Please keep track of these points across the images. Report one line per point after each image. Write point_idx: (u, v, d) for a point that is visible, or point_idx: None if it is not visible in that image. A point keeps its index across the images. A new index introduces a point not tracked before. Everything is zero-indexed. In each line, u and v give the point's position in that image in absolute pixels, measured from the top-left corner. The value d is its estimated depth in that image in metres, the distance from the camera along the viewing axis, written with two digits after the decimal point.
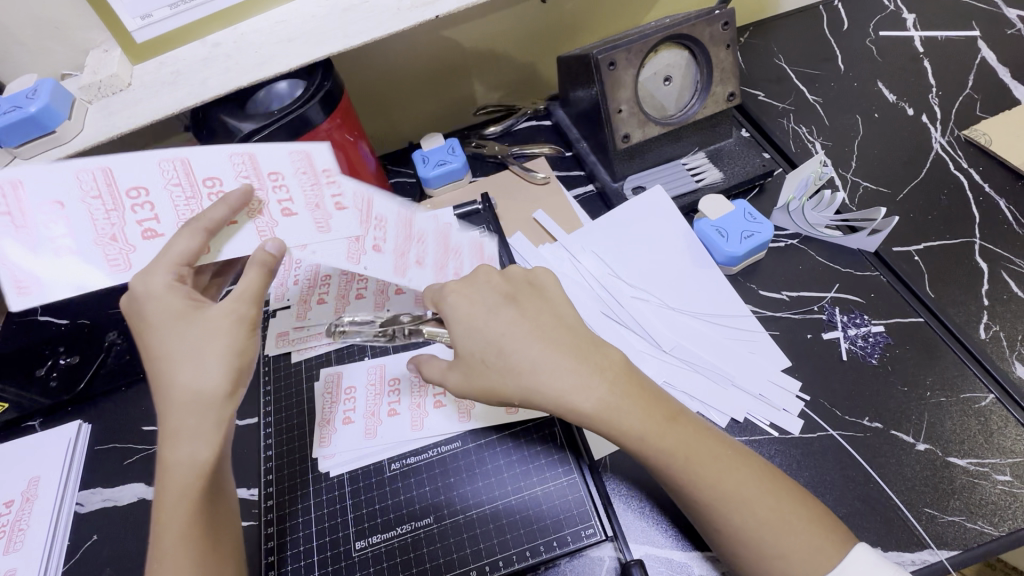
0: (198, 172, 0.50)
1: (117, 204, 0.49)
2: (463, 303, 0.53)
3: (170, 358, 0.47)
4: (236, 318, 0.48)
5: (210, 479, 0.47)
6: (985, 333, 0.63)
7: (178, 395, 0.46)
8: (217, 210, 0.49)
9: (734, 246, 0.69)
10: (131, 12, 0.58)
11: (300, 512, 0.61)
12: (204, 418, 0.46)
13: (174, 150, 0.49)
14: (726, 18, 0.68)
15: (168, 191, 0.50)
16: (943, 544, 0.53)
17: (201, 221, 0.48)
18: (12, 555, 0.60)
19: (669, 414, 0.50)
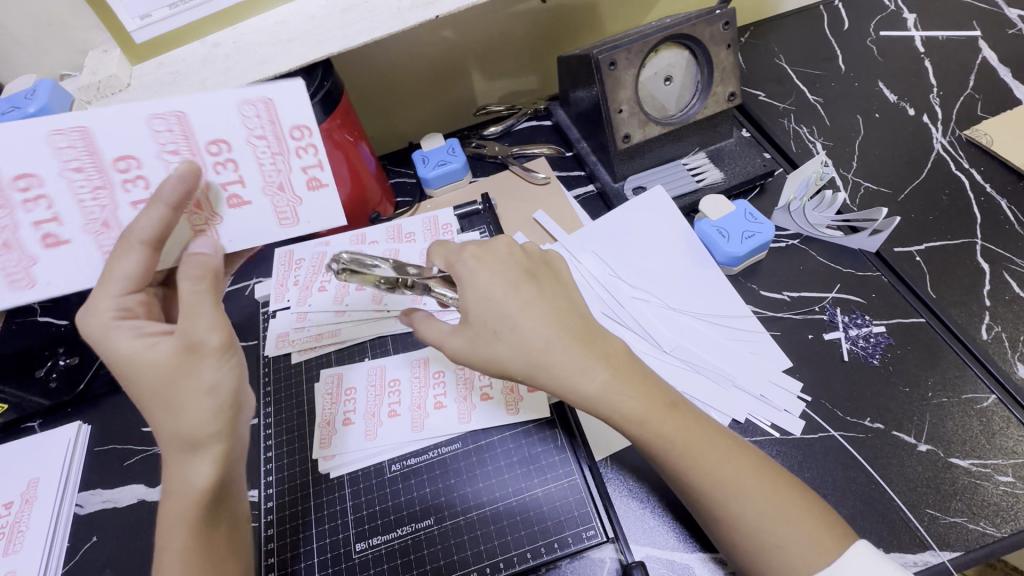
0: (106, 152, 0.51)
1: (7, 204, 0.51)
2: (482, 271, 0.50)
3: (142, 402, 0.45)
4: (192, 346, 0.45)
5: (215, 499, 0.47)
6: (986, 333, 0.63)
7: (166, 439, 0.45)
8: (153, 210, 0.47)
9: (735, 246, 0.69)
10: (130, 12, 0.58)
11: (300, 514, 0.60)
12: (195, 453, 0.46)
13: (70, 119, 0.50)
14: (727, 18, 0.68)
15: (65, 177, 0.51)
16: (945, 545, 0.53)
17: (129, 236, 0.46)
18: (12, 556, 0.60)
19: (669, 405, 0.50)
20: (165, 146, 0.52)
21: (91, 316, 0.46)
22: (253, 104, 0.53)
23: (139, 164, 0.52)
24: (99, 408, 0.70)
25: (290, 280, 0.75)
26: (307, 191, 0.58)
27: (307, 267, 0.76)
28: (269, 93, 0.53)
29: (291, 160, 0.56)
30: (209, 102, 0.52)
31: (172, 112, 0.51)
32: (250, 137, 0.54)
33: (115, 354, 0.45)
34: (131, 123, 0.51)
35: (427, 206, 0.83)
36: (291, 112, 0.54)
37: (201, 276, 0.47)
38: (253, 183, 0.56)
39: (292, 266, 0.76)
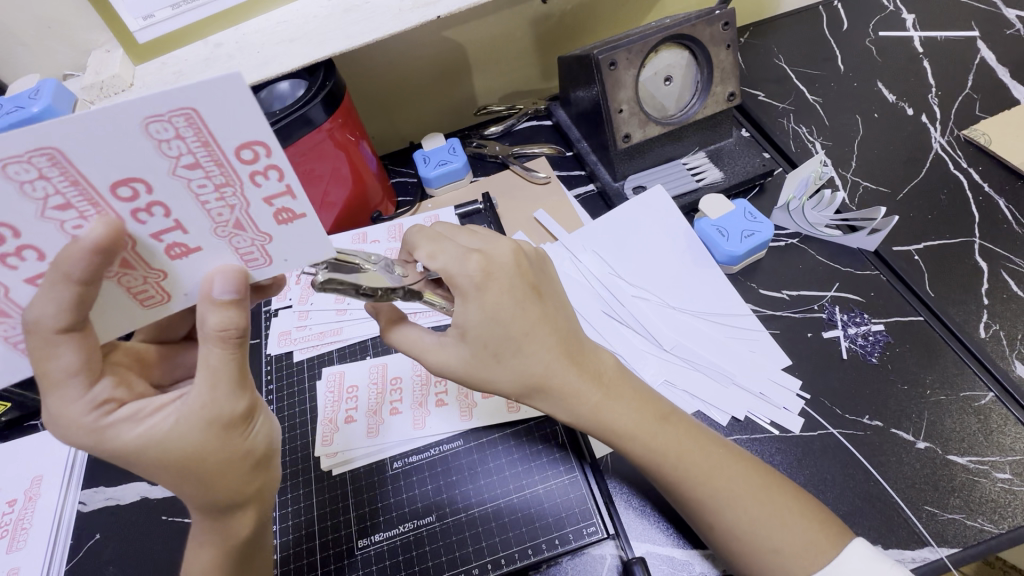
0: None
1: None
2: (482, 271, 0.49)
3: (164, 481, 0.42)
4: (215, 423, 0.41)
5: (245, 551, 0.48)
6: (985, 332, 0.64)
7: (198, 506, 0.44)
8: (54, 292, 0.36)
9: (734, 246, 0.69)
10: (133, 13, 0.58)
11: (301, 511, 0.61)
12: (232, 515, 0.46)
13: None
14: (727, 18, 0.68)
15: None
16: (943, 541, 0.53)
17: (40, 330, 0.37)
18: (16, 554, 0.60)
19: (658, 416, 0.52)
20: (49, 200, 0.36)
21: (69, 424, 0.40)
22: (167, 120, 0.34)
23: (17, 231, 0.36)
24: None
25: (292, 281, 0.77)
26: (277, 226, 0.41)
27: None
28: (190, 100, 0.34)
29: (247, 190, 0.38)
30: (91, 127, 0.34)
31: (40, 149, 0.34)
32: (176, 167, 0.36)
33: (120, 451, 0.41)
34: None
35: (428, 205, 0.83)
36: (229, 123, 0.35)
37: (212, 343, 0.40)
38: (196, 226, 0.40)
39: None
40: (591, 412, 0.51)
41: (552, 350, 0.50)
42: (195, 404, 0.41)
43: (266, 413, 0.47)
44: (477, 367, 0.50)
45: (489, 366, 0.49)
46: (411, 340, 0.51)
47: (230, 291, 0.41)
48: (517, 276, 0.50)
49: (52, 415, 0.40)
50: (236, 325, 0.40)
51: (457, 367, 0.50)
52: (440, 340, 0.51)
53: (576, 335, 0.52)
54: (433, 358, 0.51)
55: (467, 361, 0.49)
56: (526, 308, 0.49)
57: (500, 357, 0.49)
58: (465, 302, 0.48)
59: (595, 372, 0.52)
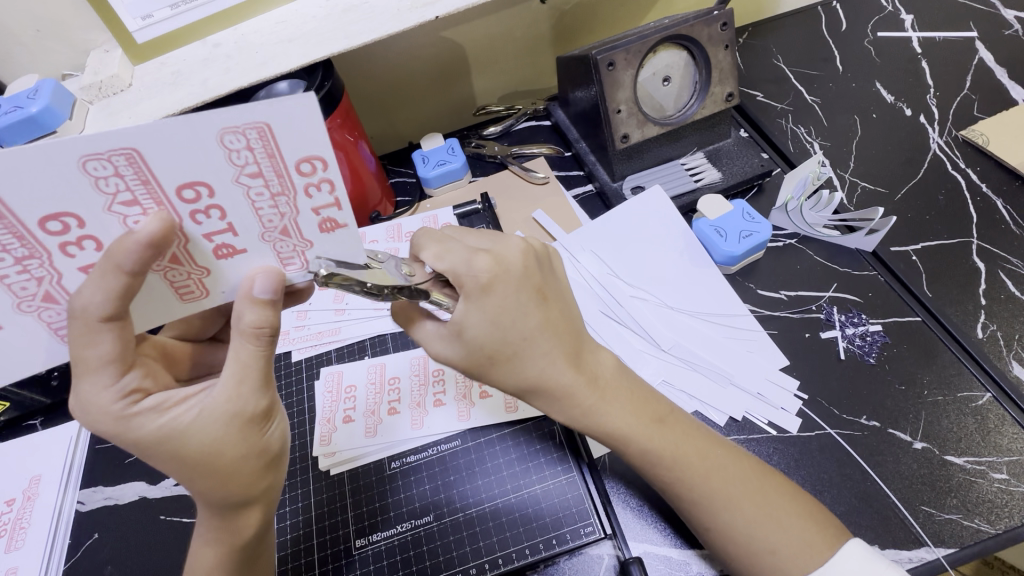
0: (23, 214, 0.36)
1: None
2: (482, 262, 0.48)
3: (177, 474, 0.43)
4: (239, 417, 0.42)
5: (252, 549, 0.48)
6: (982, 332, 0.64)
7: (206, 503, 0.44)
8: (105, 281, 0.37)
9: (732, 246, 0.70)
10: (131, 13, 0.58)
11: (299, 509, 0.61)
12: (240, 513, 0.46)
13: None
14: (725, 18, 0.69)
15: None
16: (940, 542, 0.53)
17: (86, 317, 0.38)
18: (13, 553, 0.60)
19: (656, 418, 0.52)
20: (116, 195, 0.37)
21: (95, 411, 0.40)
22: (242, 133, 0.37)
23: (81, 221, 0.38)
24: None
25: None
26: (319, 233, 0.43)
27: None
28: (266, 117, 0.36)
29: (299, 201, 0.41)
30: (172, 132, 0.35)
31: (120, 149, 0.35)
32: (240, 175, 0.38)
33: (142, 441, 0.41)
34: (54, 171, 0.35)
35: (427, 206, 0.83)
36: (296, 140, 0.38)
37: (245, 339, 0.42)
38: (246, 230, 0.41)
39: None
40: (584, 413, 0.51)
41: (554, 352, 0.50)
42: (221, 398, 0.42)
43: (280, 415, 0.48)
44: (475, 362, 0.49)
45: (487, 361, 0.49)
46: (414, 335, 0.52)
47: (268, 291, 0.42)
48: (523, 275, 0.49)
49: (79, 399, 0.41)
50: (270, 323, 0.42)
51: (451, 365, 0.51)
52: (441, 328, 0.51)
53: (578, 334, 0.52)
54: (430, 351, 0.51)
55: (464, 358, 0.50)
56: (529, 311, 0.49)
57: (496, 361, 0.49)
58: (465, 300, 0.48)
59: (593, 374, 0.52)
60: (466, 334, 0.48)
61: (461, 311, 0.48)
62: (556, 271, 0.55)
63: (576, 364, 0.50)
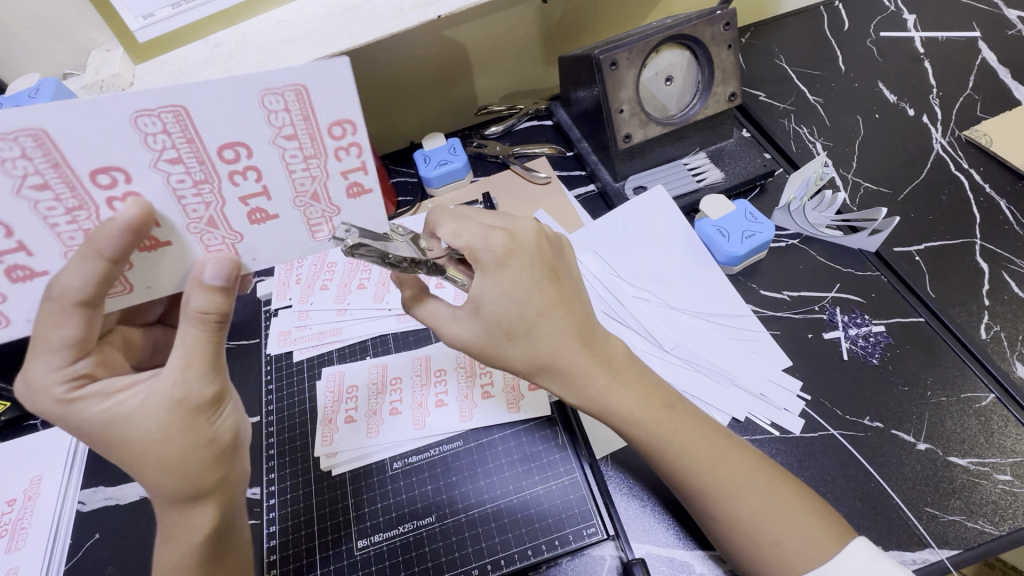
0: (77, 165, 0.37)
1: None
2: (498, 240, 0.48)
3: (126, 464, 0.43)
4: (183, 405, 0.42)
5: (217, 545, 0.47)
6: (985, 333, 0.63)
7: (157, 495, 0.44)
8: (85, 266, 0.38)
9: (735, 246, 0.69)
10: (132, 12, 0.58)
11: (271, 504, 0.61)
12: (193, 507, 0.46)
13: (16, 121, 0.35)
14: (727, 19, 0.68)
15: (25, 199, 0.38)
16: (943, 543, 0.53)
17: (61, 300, 0.39)
18: (15, 554, 0.60)
19: (667, 402, 0.52)
20: (162, 152, 0.38)
21: (40, 392, 0.41)
22: (280, 94, 0.38)
23: (128, 177, 0.39)
24: None
25: (293, 280, 0.77)
26: (347, 199, 0.44)
27: (308, 266, 0.78)
28: (302, 78, 0.38)
29: (329, 164, 0.42)
30: (217, 92, 0.37)
31: (169, 106, 0.37)
32: (276, 137, 0.40)
33: (88, 424, 0.42)
34: (107, 123, 0.37)
35: (427, 206, 0.83)
36: (329, 103, 0.39)
37: (191, 323, 0.41)
38: (279, 194, 0.42)
39: (295, 267, 0.78)
40: (597, 394, 0.51)
41: (556, 352, 0.49)
42: (166, 383, 0.42)
43: (234, 403, 0.47)
44: (489, 343, 0.49)
45: (504, 338, 0.49)
46: (430, 314, 0.52)
47: (219, 278, 0.41)
48: (537, 254, 0.50)
49: (27, 380, 0.41)
50: (217, 309, 0.41)
51: (469, 341, 0.50)
52: (457, 310, 0.51)
53: (590, 318, 0.52)
54: (449, 329, 0.51)
55: (481, 334, 0.49)
56: (543, 287, 0.49)
57: (512, 335, 0.49)
58: (482, 274, 0.48)
59: (605, 354, 0.52)
60: (482, 309, 0.48)
61: (477, 286, 0.48)
62: (570, 255, 0.55)
63: (578, 366, 0.50)
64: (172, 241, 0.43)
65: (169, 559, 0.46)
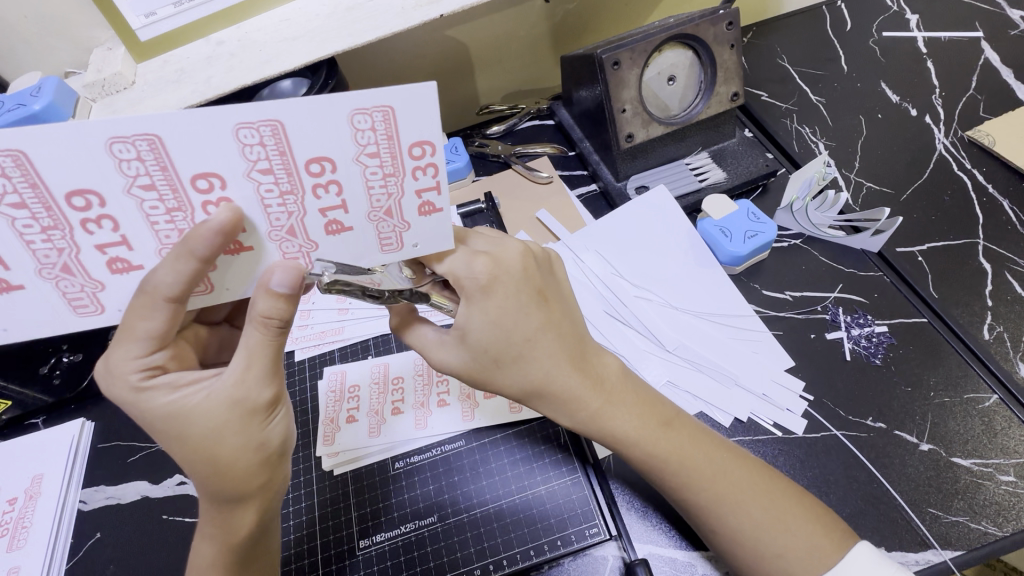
0: (181, 168, 0.38)
1: (61, 221, 0.38)
2: (482, 262, 0.48)
3: (178, 456, 0.43)
4: (242, 405, 0.42)
5: (251, 546, 0.47)
6: (988, 333, 0.63)
7: (203, 492, 0.44)
8: (178, 265, 0.39)
9: (737, 246, 0.69)
10: (135, 11, 0.58)
11: (291, 500, 0.61)
12: (235, 509, 0.45)
13: (136, 125, 0.36)
14: (730, 18, 0.69)
15: (133, 196, 0.38)
16: (947, 544, 0.53)
17: (153, 294, 0.39)
18: (15, 553, 0.60)
19: (663, 421, 0.52)
20: (257, 162, 0.38)
21: (116, 379, 0.41)
22: (369, 114, 0.38)
23: (224, 183, 0.39)
24: (102, 404, 0.69)
25: None
26: (418, 217, 0.44)
27: None
28: (392, 100, 0.37)
29: (405, 182, 0.42)
30: (312, 108, 0.37)
31: (267, 120, 0.37)
32: (360, 155, 0.39)
33: (152, 415, 0.42)
34: (214, 132, 0.37)
35: None
36: (414, 125, 0.39)
37: (254, 327, 0.41)
38: (357, 208, 0.42)
39: None
40: (591, 417, 0.51)
41: (557, 353, 0.50)
42: (229, 382, 0.42)
43: (288, 408, 0.47)
44: (478, 370, 0.50)
45: (492, 364, 0.49)
46: (416, 340, 0.53)
47: (285, 285, 0.41)
48: (523, 277, 0.49)
49: (106, 366, 0.42)
50: (280, 316, 0.41)
51: (457, 367, 0.51)
52: (443, 336, 0.52)
53: (580, 334, 0.52)
54: (436, 356, 0.52)
55: (469, 362, 0.50)
56: (530, 312, 0.49)
57: (500, 363, 0.49)
58: (468, 303, 0.48)
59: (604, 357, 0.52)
60: (469, 337, 0.49)
61: (463, 315, 0.48)
62: (560, 274, 0.55)
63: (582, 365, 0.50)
64: (254, 247, 0.43)
65: (203, 559, 0.46)
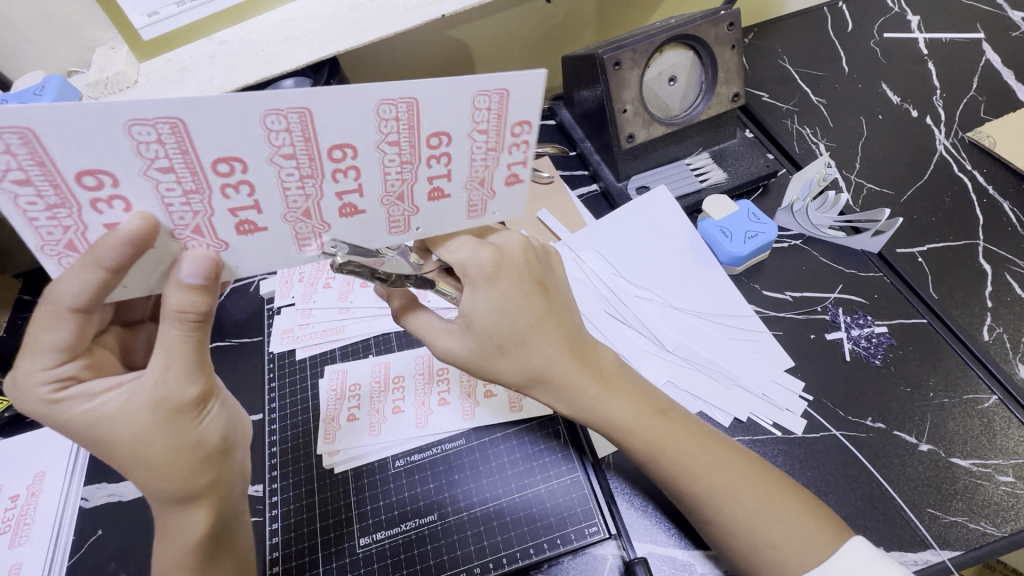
0: (322, 140, 0.39)
1: (202, 186, 0.39)
2: (487, 252, 0.49)
3: (117, 464, 0.43)
4: (165, 405, 0.42)
5: (216, 542, 0.47)
6: (988, 334, 0.64)
7: (152, 496, 0.44)
8: (85, 275, 0.38)
9: (738, 246, 0.69)
10: (137, 9, 0.57)
11: (258, 507, 0.62)
12: (187, 508, 0.45)
13: (291, 99, 0.36)
14: (732, 18, 0.69)
15: (273, 164, 0.39)
16: (945, 544, 0.53)
17: (57, 304, 0.40)
18: (17, 550, 0.60)
19: (657, 408, 0.52)
20: (387, 135, 0.40)
21: (27, 393, 0.42)
22: (489, 96, 0.39)
23: (356, 153, 0.40)
24: None
25: (296, 278, 0.77)
26: (504, 186, 0.46)
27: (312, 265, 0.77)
28: (509, 83, 0.39)
29: (502, 156, 0.43)
30: (444, 87, 0.38)
31: (406, 99, 0.38)
32: (472, 131, 0.41)
33: (74, 424, 0.42)
34: (358, 106, 0.38)
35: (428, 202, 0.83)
36: (523, 107, 0.41)
37: (170, 322, 0.40)
38: (459, 176, 0.44)
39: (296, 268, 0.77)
40: (589, 403, 0.51)
41: (552, 358, 0.50)
42: (149, 382, 0.42)
43: (223, 404, 0.47)
44: (481, 357, 0.50)
45: (496, 350, 0.49)
46: (421, 327, 0.52)
47: (197, 276, 0.40)
48: (525, 269, 0.50)
49: (17, 379, 0.42)
50: (196, 309, 0.40)
51: (462, 355, 0.51)
52: (449, 325, 0.52)
53: (578, 327, 0.52)
54: (440, 343, 0.52)
55: (474, 350, 0.50)
56: (533, 300, 0.49)
57: (505, 349, 0.49)
58: (473, 289, 0.48)
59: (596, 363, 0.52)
60: (475, 324, 0.49)
61: (468, 299, 0.49)
62: (559, 269, 0.56)
63: (578, 364, 0.51)
64: (367, 211, 0.44)
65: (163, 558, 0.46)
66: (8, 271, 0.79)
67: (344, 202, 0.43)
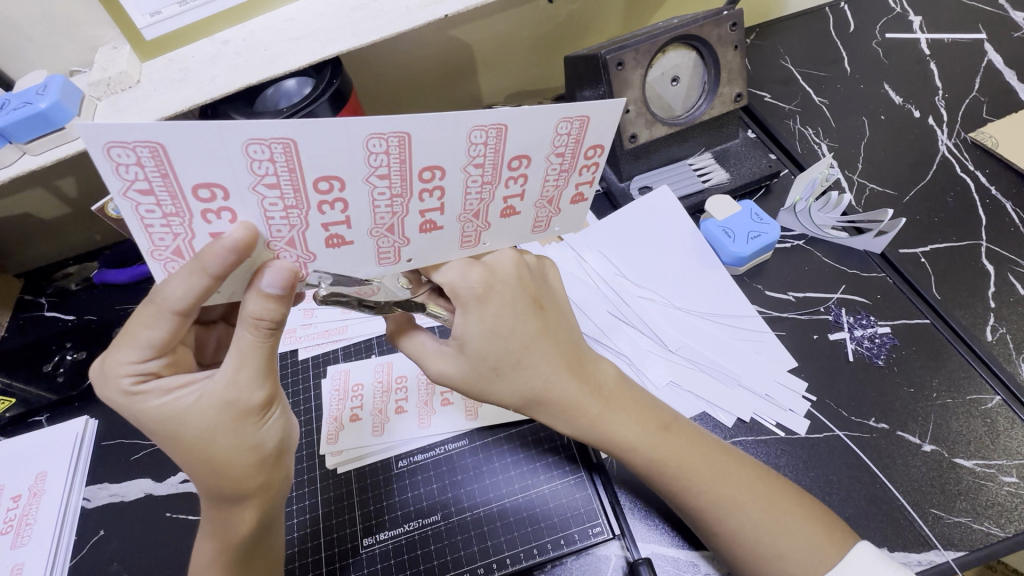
0: (416, 161, 0.40)
1: (302, 202, 0.40)
2: (478, 272, 0.49)
3: (178, 456, 0.44)
4: (235, 406, 0.42)
5: (252, 544, 0.47)
6: (991, 335, 0.64)
7: (205, 492, 0.45)
8: (191, 280, 0.39)
9: (741, 247, 0.69)
10: (139, 9, 0.57)
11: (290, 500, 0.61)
12: (234, 508, 0.46)
13: (395, 123, 0.37)
14: (734, 19, 0.69)
15: (368, 183, 0.40)
16: (949, 544, 0.53)
17: (161, 305, 0.40)
18: (19, 550, 0.60)
19: (660, 425, 0.52)
20: (475, 158, 0.42)
21: (111, 381, 0.42)
22: (570, 122, 0.43)
23: (444, 173, 0.42)
24: (105, 403, 0.70)
25: None
26: (568, 204, 0.50)
27: None
28: (589, 111, 0.43)
29: (572, 177, 0.47)
30: (535, 113, 0.41)
31: (497, 123, 0.40)
32: (551, 153, 0.45)
33: (147, 417, 0.42)
34: (454, 129, 0.40)
35: None
36: (597, 131, 0.45)
37: (246, 327, 0.41)
38: (530, 196, 0.47)
39: None
40: (591, 423, 0.51)
41: (552, 372, 0.50)
42: (222, 382, 0.42)
43: (283, 408, 0.48)
44: (476, 380, 0.50)
45: (490, 373, 0.50)
46: (415, 349, 0.53)
47: (276, 287, 0.41)
48: (519, 287, 0.50)
49: (104, 365, 0.42)
50: (271, 317, 0.41)
51: (456, 377, 0.51)
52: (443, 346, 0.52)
53: (576, 341, 0.53)
54: (433, 365, 0.52)
55: (467, 371, 0.50)
56: (527, 319, 0.50)
57: (499, 371, 0.49)
58: (464, 311, 0.49)
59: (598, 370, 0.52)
60: (467, 347, 0.49)
61: (460, 322, 0.49)
62: (554, 279, 0.56)
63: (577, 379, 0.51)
64: (445, 226, 0.46)
65: (203, 557, 0.47)
66: (8, 271, 0.79)
67: (426, 218, 0.45)
